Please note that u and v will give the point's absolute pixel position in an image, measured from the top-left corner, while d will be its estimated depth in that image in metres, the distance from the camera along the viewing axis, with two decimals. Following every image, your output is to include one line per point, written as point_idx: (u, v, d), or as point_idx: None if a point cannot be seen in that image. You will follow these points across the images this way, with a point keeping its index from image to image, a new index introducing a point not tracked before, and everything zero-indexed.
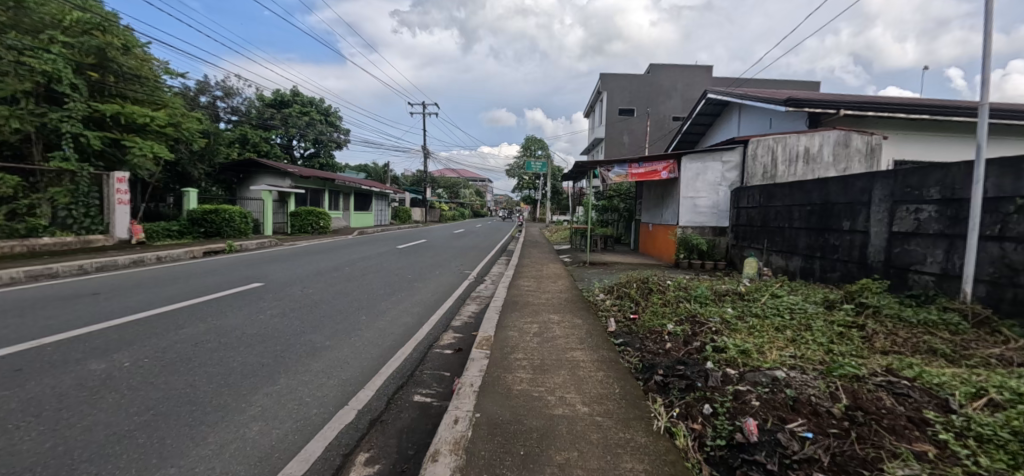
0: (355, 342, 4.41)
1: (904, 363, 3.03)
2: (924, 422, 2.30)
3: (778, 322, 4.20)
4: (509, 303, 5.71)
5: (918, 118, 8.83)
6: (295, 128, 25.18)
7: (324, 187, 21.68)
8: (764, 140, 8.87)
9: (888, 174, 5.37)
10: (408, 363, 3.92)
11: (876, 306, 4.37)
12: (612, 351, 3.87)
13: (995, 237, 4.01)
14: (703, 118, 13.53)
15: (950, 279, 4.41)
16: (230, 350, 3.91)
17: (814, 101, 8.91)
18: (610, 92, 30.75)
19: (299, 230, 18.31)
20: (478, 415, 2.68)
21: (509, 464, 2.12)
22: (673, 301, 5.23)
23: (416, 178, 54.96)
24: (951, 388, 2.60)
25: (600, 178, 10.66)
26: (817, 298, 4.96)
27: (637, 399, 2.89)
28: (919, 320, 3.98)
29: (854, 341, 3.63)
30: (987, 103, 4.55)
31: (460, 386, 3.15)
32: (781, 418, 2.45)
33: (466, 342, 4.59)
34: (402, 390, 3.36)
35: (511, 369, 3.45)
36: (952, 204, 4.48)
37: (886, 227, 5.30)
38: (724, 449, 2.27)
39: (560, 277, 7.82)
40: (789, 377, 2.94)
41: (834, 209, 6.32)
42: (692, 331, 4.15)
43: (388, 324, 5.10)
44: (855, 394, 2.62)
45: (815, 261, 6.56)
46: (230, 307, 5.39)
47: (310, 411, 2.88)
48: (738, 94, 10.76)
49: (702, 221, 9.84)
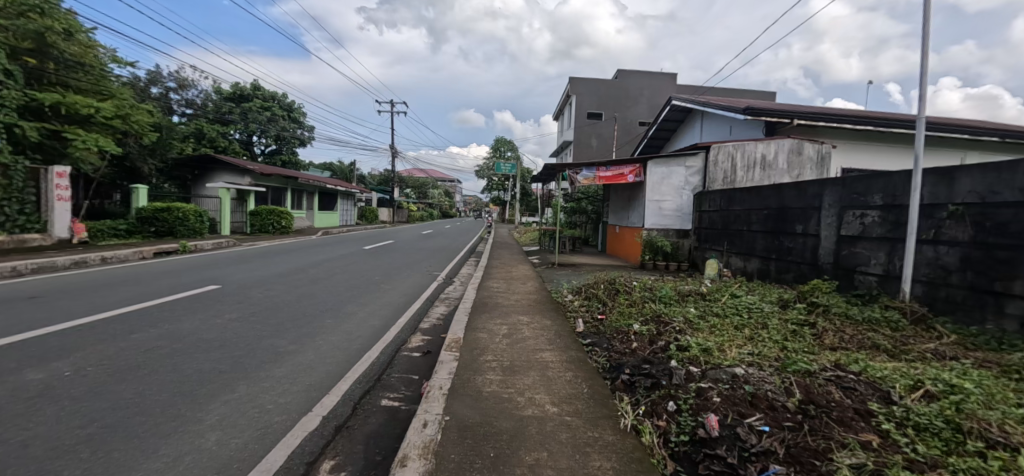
0: (321, 346, 4.26)
1: (851, 358, 3.24)
2: (870, 413, 2.47)
3: (736, 321, 4.40)
4: (478, 305, 5.69)
5: (864, 129, 9.39)
6: (255, 123, 24.11)
7: (286, 185, 20.83)
8: (724, 146, 9.27)
9: (837, 182, 5.74)
10: (375, 368, 3.83)
11: (826, 305, 4.66)
12: (582, 351, 3.93)
13: (931, 241, 4.36)
14: (668, 124, 13.99)
15: (892, 279, 4.76)
16: (185, 356, 3.70)
17: (771, 111, 9.36)
18: (580, 96, 31.20)
19: (259, 231, 17.31)
20: (448, 418, 2.66)
21: (479, 466, 2.13)
22: (639, 301, 5.36)
23: (384, 177, 53.79)
24: (892, 381, 2.79)
25: (569, 181, 10.82)
26: (773, 297, 5.23)
27: (604, 398, 2.96)
28: (864, 318, 4.28)
29: (806, 338, 3.85)
30: (923, 117, 4.93)
31: (429, 389, 3.12)
32: (740, 413, 2.56)
33: (435, 344, 4.53)
34: (369, 395, 3.29)
35: (480, 371, 3.44)
36: (894, 210, 4.84)
37: (836, 231, 5.66)
38: (687, 445, 2.38)
39: (529, 279, 7.85)
40: (747, 373, 3.08)
41: (789, 213, 6.67)
42: (657, 331, 4.28)
43: (356, 327, 4.98)
44: (807, 389, 2.77)
45: (771, 262, 6.93)
46: (187, 311, 5.11)
47: (271, 419, 2.77)
48: (701, 101, 11.18)
49: (666, 223, 10.11)
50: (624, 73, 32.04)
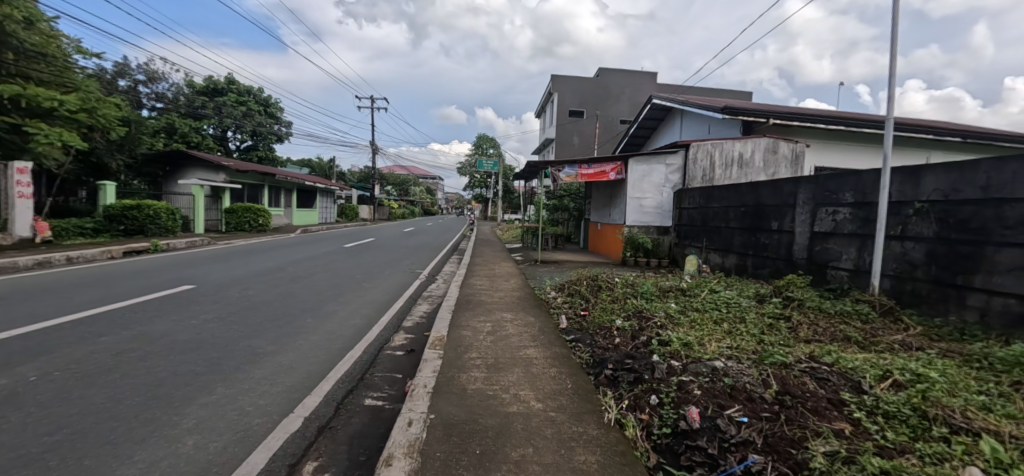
0: (302, 346, 4.19)
1: (824, 350, 3.36)
2: (842, 402, 2.57)
3: (715, 316, 4.51)
4: (461, 303, 5.67)
5: (835, 129, 9.71)
6: (230, 118, 23.40)
7: (263, 182, 20.30)
8: (703, 145, 9.46)
9: (810, 180, 5.92)
10: (358, 367, 3.79)
11: (800, 299, 4.82)
12: (565, 347, 3.96)
13: (898, 237, 4.56)
14: (649, 122, 14.17)
15: (862, 274, 4.95)
16: (160, 359, 3.58)
17: (748, 110, 9.59)
18: (562, 94, 31.31)
19: (235, 229, 16.79)
20: (432, 416, 2.65)
21: (465, 464, 2.13)
22: (621, 297, 5.44)
23: (364, 174, 52.94)
24: (862, 371, 2.90)
25: (551, 179, 10.85)
26: (750, 292, 5.38)
27: (589, 393, 3.00)
28: (836, 311, 4.44)
29: (782, 331, 3.98)
30: (891, 117, 5.13)
31: (413, 387, 3.10)
32: (719, 405, 2.63)
33: (418, 343, 4.50)
34: (352, 394, 3.25)
35: (464, 369, 3.44)
36: (864, 207, 5.02)
37: (809, 227, 5.85)
38: (669, 437, 2.45)
39: (512, 276, 7.85)
40: (726, 366, 3.16)
41: (765, 210, 6.85)
42: (639, 326, 4.35)
43: (338, 326, 4.91)
44: (784, 380, 2.86)
45: (748, 258, 7.11)
46: (160, 312, 4.94)
47: (251, 421, 2.71)
48: (680, 100, 11.36)
49: (647, 220, 10.23)
50: (605, 71, 32.29)
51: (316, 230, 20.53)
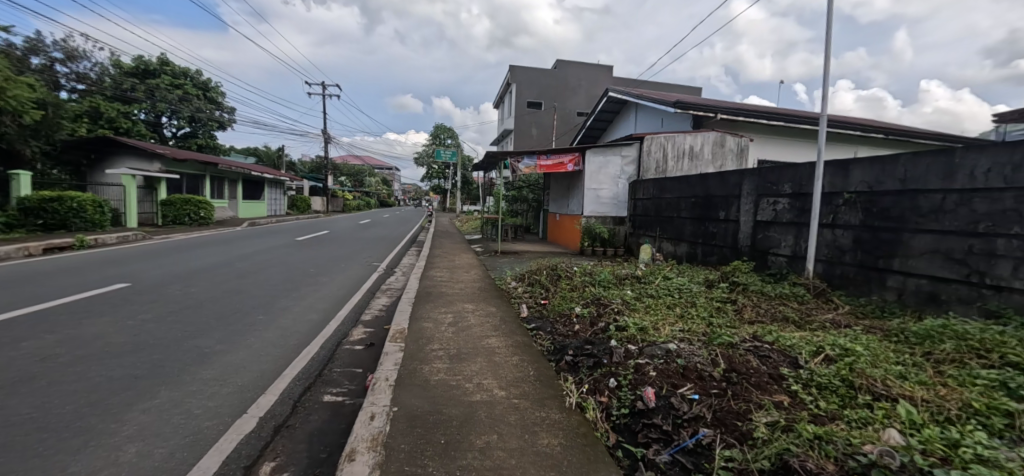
0: (254, 345, 3.99)
1: (766, 330, 3.63)
2: (781, 376, 2.80)
3: (668, 301, 4.74)
4: (422, 295, 5.60)
5: (776, 124, 10.37)
6: (164, 103, 21.55)
7: (204, 172, 18.95)
8: (657, 138, 9.81)
9: (753, 172, 6.31)
10: (315, 363, 3.67)
11: (744, 283, 5.16)
12: (526, 336, 4.03)
13: (830, 225, 4.97)
14: (606, 114, 14.49)
15: (798, 259, 5.37)
16: (93, 363, 3.30)
17: (698, 105, 10.02)
18: (520, 85, 31.25)
19: (174, 222, 15.58)
20: (395, 409, 2.64)
21: (431, 454, 2.15)
22: (580, 286, 5.59)
23: (316, 164, 50.59)
24: (799, 348, 3.16)
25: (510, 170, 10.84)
26: (700, 278, 5.69)
27: (551, 379, 3.09)
28: (776, 294, 4.79)
29: (729, 314, 4.25)
30: (825, 114, 5.54)
31: (375, 381, 3.06)
32: (673, 385, 2.79)
33: (378, 336, 4.41)
34: (310, 391, 3.16)
35: (427, 361, 3.42)
36: (801, 198, 5.43)
37: (752, 217, 6.25)
38: (627, 417, 2.59)
39: (473, 267, 7.85)
40: (679, 348, 3.34)
41: (713, 201, 7.23)
42: (597, 313, 4.51)
43: (292, 322, 4.72)
44: (730, 359, 3.06)
45: (698, 246, 7.51)
46: (91, 313, 4.54)
47: (200, 424, 2.57)
48: (636, 94, 11.67)
49: (604, 211, 10.53)
50: (563, 63, 32.53)
51: (264, 223, 19.43)
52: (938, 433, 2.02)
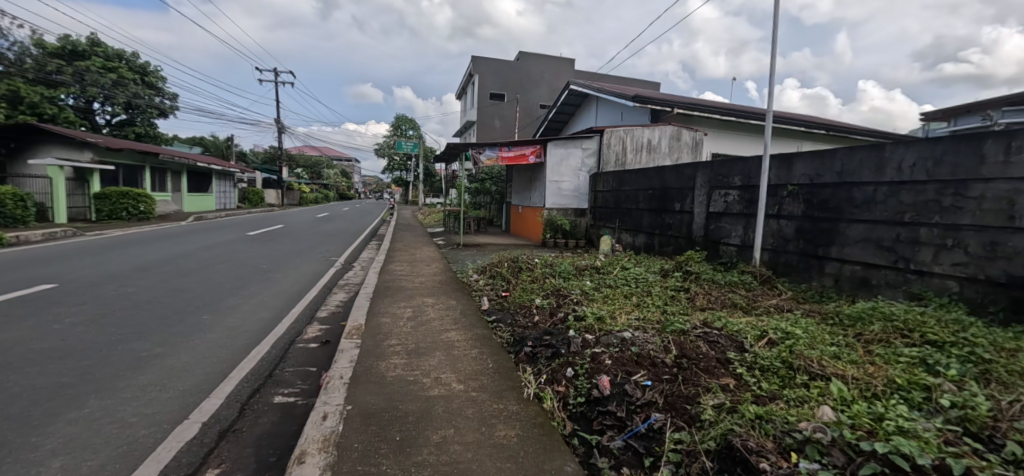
0: (198, 346, 3.76)
1: (716, 317, 3.78)
2: (727, 360, 2.93)
3: (625, 291, 4.86)
4: (380, 289, 5.46)
5: (728, 119, 10.81)
6: (95, 87, 19.78)
7: (143, 163, 17.63)
8: (616, 131, 9.99)
9: (706, 165, 6.54)
10: (265, 363, 3.50)
11: (697, 272, 5.37)
12: (486, 328, 4.02)
13: (775, 216, 5.24)
14: (567, 107, 14.60)
15: (747, 249, 5.63)
16: (9, 372, 2.99)
17: (655, 99, 10.28)
18: (482, 76, 30.95)
19: (110, 217, 14.40)
20: (349, 407, 2.55)
21: (385, 451, 2.09)
22: (540, 277, 5.63)
23: (270, 155, 48.14)
24: (745, 333, 3.32)
25: (471, 161, 10.72)
26: (656, 268, 5.86)
27: (509, 371, 3.09)
28: (725, 281, 5.01)
29: (683, 302, 4.41)
30: (771, 110, 5.81)
31: (328, 379, 2.95)
32: (627, 372, 2.85)
33: (334, 333, 4.27)
34: (259, 393, 3.01)
35: (384, 356, 3.34)
36: (750, 190, 5.69)
37: (705, 208, 6.49)
38: (583, 405, 2.63)
39: (433, 260, 7.75)
40: (633, 336, 3.42)
41: (669, 193, 7.45)
42: (557, 303, 4.56)
43: (241, 321, 4.48)
44: (681, 345, 3.17)
45: (655, 237, 7.73)
46: (10, 318, 4.12)
47: (135, 434, 2.39)
48: (596, 87, 11.81)
49: (565, 203, 10.64)
50: (525, 55, 32.44)
51: (212, 217, 18.34)
52: (865, 409, 2.18)
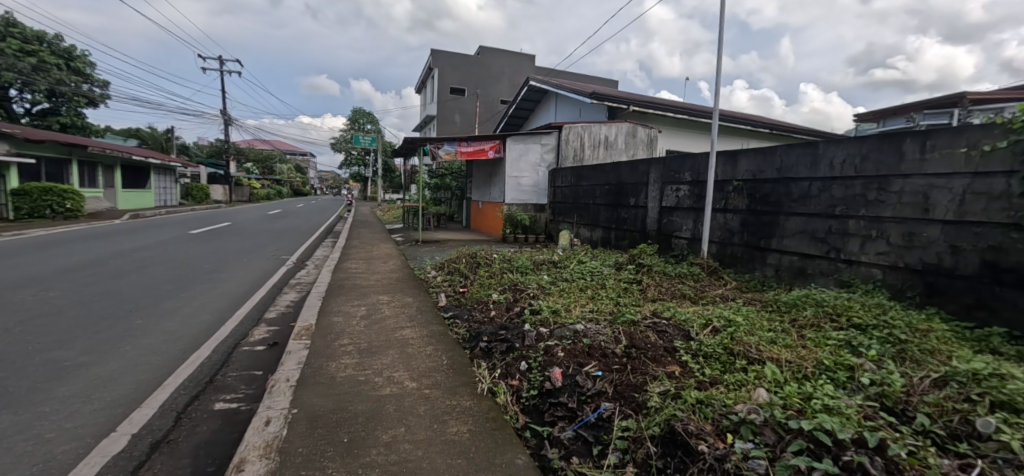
0: (131, 353, 3.50)
1: (665, 307, 3.92)
2: (674, 349, 3.04)
3: (581, 284, 4.95)
4: (334, 288, 5.28)
5: (681, 117, 11.21)
6: (9, 72, 17.90)
7: (69, 156, 16.19)
8: (574, 127, 10.13)
9: (659, 161, 6.75)
10: (205, 369, 3.30)
11: (649, 265, 5.55)
12: (442, 325, 3.97)
13: (722, 210, 5.49)
14: (527, 103, 14.65)
15: (696, 241, 5.87)
16: None
17: (612, 97, 10.49)
18: (443, 70, 30.51)
19: (30, 216, 13.12)
20: (295, 411, 2.44)
21: (331, 454, 2.02)
22: (498, 272, 5.64)
23: (217, 149, 45.38)
24: (692, 322, 3.45)
25: (429, 156, 10.53)
26: (611, 261, 6.01)
27: (464, 366, 3.07)
28: (676, 273, 5.21)
29: (635, 293, 4.54)
30: (718, 108, 6.06)
31: (274, 382, 2.81)
32: (579, 363, 2.90)
33: (283, 334, 4.09)
34: (198, 400, 2.83)
35: (335, 357, 3.22)
36: (699, 185, 5.92)
37: (658, 203, 6.71)
38: (536, 398, 2.66)
39: (390, 257, 7.58)
40: (586, 328, 3.48)
41: (624, 188, 7.64)
42: (513, 298, 4.58)
43: (181, 324, 4.21)
44: (632, 335, 3.27)
45: (612, 231, 7.92)
46: None
47: (53, 450, 2.18)
48: (555, 84, 11.91)
49: (525, 198, 10.71)
50: (486, 50, 32.23)
51: (150, 214, 17.08)
52: (796, 389, 2.32)
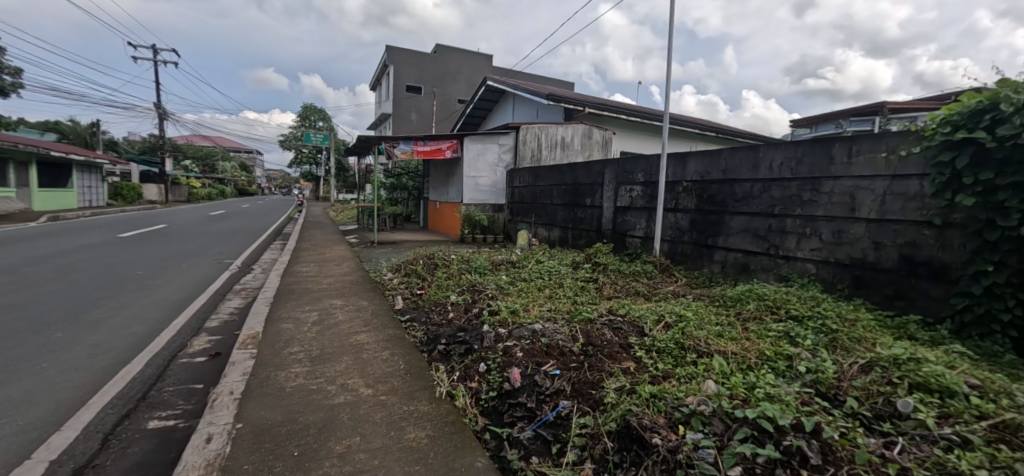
0: (49, 370, 3.15)
1: (620, 305, 4.04)
2: (629, 345, 3.13)
3: (538, 283, 5.00)
4: (282, 293, 5.01)
5: (634, 120, 11.59)
6: None
7: None
8: (531, 128, 10.22)
9: (614, 163, 6.94)
10: (137, 385, 3.02)
11: (605, 264, 5.69)
12: (399, 328, 3.87)
13: (672, 209, 5.73)
14: (485, 103, 14.60)
15: (649, 240, 6.09)
16: None
17: (568, 98, 10.67)
18: (398, 67, 29.81)
19: None
20: (240, 425, 2.29)
21: (280, 470, 1.91)
22: (456, 273, 5.58)
23: (150, 145, 41.84)
24: (645, 318, 3.58)
25: (384, 155, 10.26)
26: (568, 260, 6.12)
27: (421, 371, 3.01)
28: (630, 271, 5.38)
29: (591, 292, 4.65)
30: (668, 112, 6.31)
31: (216, 396, 2.63)
32: (537, 363, 2.92)
33: (227, 344, 3.83)
34: (129, 419, 2.59)
35: (284, 366, 3.06)
36: (651, 186, 6.15)
37: (613, 202, 6.90)
38: (495, 399, 2.65)
39: (344, 260, 7.31)
40: (544, 327, 3.52)
41: (581, 188, 7.80)
42: (472, 299, 4.55)
43: (108, 336, 3.85)
44: (588, 333, 3.33)
45: (569, 230, 8.06)
46: None
47: None
48: (512, 84, 11.96)
49: (483, 198, 10.68)
50: (443, 49, 31.80)
51: (70, 216, 15.45)
52: (741, 380, 2.45)
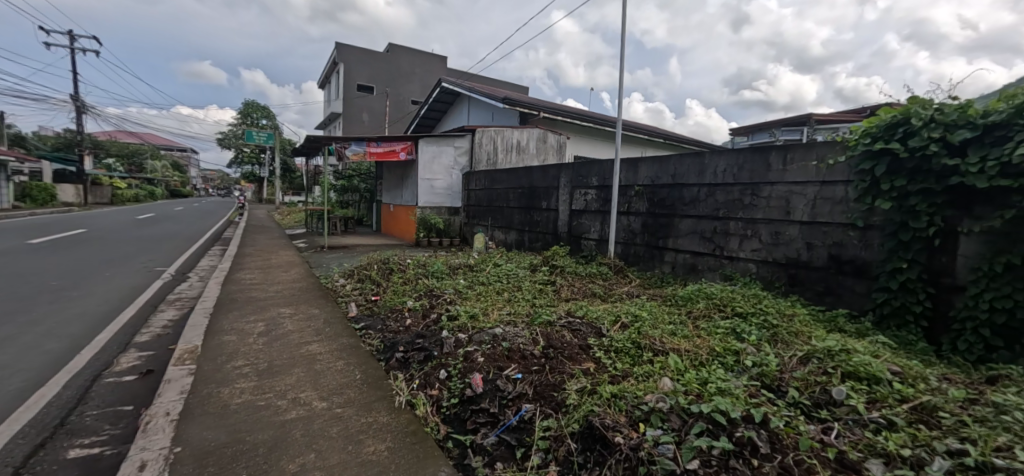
0: None
1: (578, 306, 4.11)
2: (588, 346, 3.19)
3: (497, 287, 5.00)
4: (223, 303, 4.65)
5: (587, 125, 11.90)
6: None
7: None
8: (487, 131, 10.23)
9: (569, 167, 7.08)
10: (51, 410, 2.68)
11: (562, 266, 5.79)
12: (353, 337, 3.71)
13: (625, 212, 5.93)
14: (439, 105, 14.43)
15: (603, 242, 6.27)
16: None
17: (523, 103, 10.77)
18: (349, 65, 28.75)
19: None
20: (178, 449, 2.09)
21: None
22: (413, 278, 5.45)
23: (63, 140, 37.56)
24: (603, 319, 3.67)
25: (334, 156, 9.87)
26: (526, 263, 6.16)
27: (379, 380, 2.90)
28: (586, 273, 5.51)
29: (550, 294, 4.70)
30: (620, 118, 6.53)
31: (149, 418, 2.39)
32: (499, 367, 2.90)
33: (160, 359, 3.50)
34: (42, 449, 2.29)
35: (227, 381, 2.84)
36: (605, 189, 6.34)
37: (569, 206, 7.03)
38: (457, 406, 2.60)
39: (291, 266, 6.93)
40: (504, 331, 3.51)
41: (537, 192, 7.89)
42: (429, 304, 4.45)
43: (15, 356, 3.39)
44: (548, 336, 3.36)
45: (525, 233, 8.13)
46: None
47: None
48: (468, 86, 11.90)
49: (438, 201, 10.54)
50: (396, 48, 31.08)
51: None
52: (694, 376, 2.57)
